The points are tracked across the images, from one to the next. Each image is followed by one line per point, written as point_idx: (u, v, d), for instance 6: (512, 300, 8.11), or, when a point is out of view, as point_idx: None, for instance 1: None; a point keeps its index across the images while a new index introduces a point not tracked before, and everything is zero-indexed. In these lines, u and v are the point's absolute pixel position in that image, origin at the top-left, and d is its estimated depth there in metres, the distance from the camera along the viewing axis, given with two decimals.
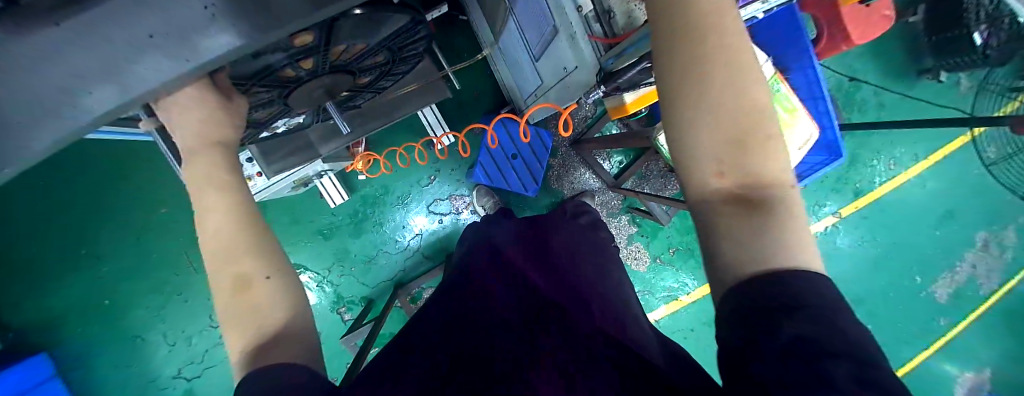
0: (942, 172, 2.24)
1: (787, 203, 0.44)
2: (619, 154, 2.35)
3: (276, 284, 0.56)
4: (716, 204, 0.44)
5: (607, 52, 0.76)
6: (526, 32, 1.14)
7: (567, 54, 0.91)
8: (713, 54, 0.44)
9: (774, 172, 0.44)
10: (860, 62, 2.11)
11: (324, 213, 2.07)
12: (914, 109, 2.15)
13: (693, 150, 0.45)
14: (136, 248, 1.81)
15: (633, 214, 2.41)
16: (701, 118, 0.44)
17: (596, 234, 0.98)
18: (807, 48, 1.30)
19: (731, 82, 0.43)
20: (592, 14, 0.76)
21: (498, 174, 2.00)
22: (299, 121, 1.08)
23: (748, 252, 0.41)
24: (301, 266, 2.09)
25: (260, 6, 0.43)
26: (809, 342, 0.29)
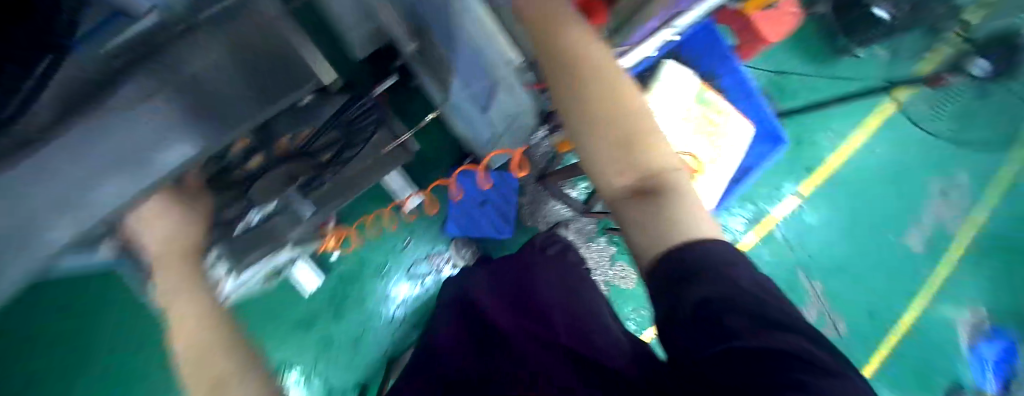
0: (883, 136, 2.48)
1: (678, 184, 0.53)
2: (584, 181, 2.47)
3: (248, 386, 0.48)
4: (620, 199, 0.54)
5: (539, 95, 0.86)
6: (472, 88, 1.24)
7: (509, 101, 1.01)
8: (590, 89, 0.60)
9: (660, 160, 0.54)
10: (779, 56, 2.37)
11: (302, 299, 1.95)
12: (836, 87, 2.41)
13: (593, 157, 0.56)
14: (110, 377, 1.69)
15: (610, 234, 2.46)
16: (590, 133, 0.57)
17: (566, 260, 1.01)
18: (728, 53, 1.52)
19: (605, 103, 0.58)
20: (523, 65, 0.87)
21: (470, 224, 2.04)
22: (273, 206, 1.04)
23: (650, 234, 0.49)
24: (285, 363, 1.92)
25: None
26: (710, 302, 0.38)
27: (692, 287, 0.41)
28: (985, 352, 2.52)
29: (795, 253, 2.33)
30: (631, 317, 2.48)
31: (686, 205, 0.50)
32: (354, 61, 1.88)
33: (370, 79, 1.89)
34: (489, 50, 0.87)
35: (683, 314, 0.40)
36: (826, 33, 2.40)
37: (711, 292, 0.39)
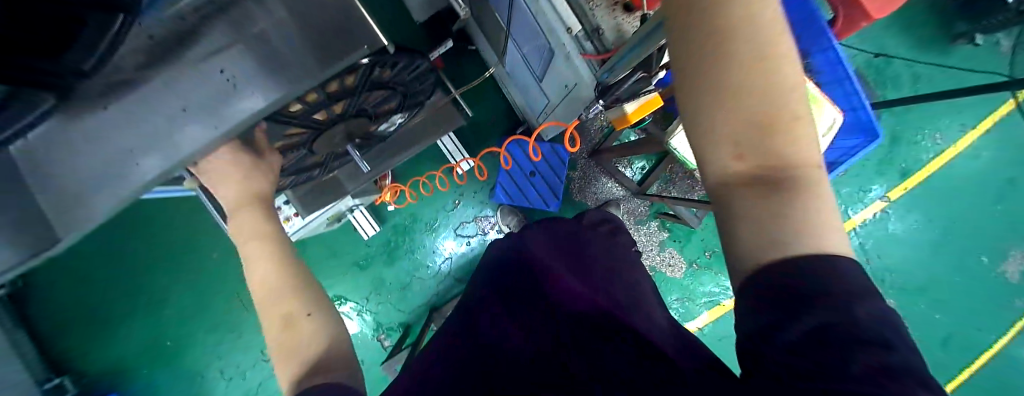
0: (995, 141, 2.17)
1: (818, 184, 0.39)
2: (640, 160, 2.39)
3: (316, 322, 0.60)
4: (734, 191, 0.40)
5: (601, 67, 0.76)
6: (528, 58, 1.20)
7: (567, 72, 0.94)
8: (752, 30, 0.37)
9: (803, 153, 0.39)
10: (889, 35, 1.95)
11: (360, 244, 2.17)
12: (955, 78, 1.99)
13: (713, 119, 0.39)
14: (195, 294, 1.97)
15: (661, 220, 2.37)
16: (725, 90, 0.38)
17: (617, 241, 0.88)
18: (825, 30, 1.21)
19: (759, 45, 0.37)
20: (582, 33, 0.75)
21: (519, 192, 2.05)
22: (395, 122, 1.18)
23: (771, 234, 0.37)
24: (341, 298, 2.18)
25: (279, 69, 0.50)
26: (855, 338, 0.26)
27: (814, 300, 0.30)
28: None
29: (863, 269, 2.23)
30: (674, 306, 2.37)
31: (814, 208, 0.37)
32: (415, 23, 1.89)
33: (428, 43, 1.92)
34: (550, 14, 0.77)
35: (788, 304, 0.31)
36: (947, 11, 1.97)
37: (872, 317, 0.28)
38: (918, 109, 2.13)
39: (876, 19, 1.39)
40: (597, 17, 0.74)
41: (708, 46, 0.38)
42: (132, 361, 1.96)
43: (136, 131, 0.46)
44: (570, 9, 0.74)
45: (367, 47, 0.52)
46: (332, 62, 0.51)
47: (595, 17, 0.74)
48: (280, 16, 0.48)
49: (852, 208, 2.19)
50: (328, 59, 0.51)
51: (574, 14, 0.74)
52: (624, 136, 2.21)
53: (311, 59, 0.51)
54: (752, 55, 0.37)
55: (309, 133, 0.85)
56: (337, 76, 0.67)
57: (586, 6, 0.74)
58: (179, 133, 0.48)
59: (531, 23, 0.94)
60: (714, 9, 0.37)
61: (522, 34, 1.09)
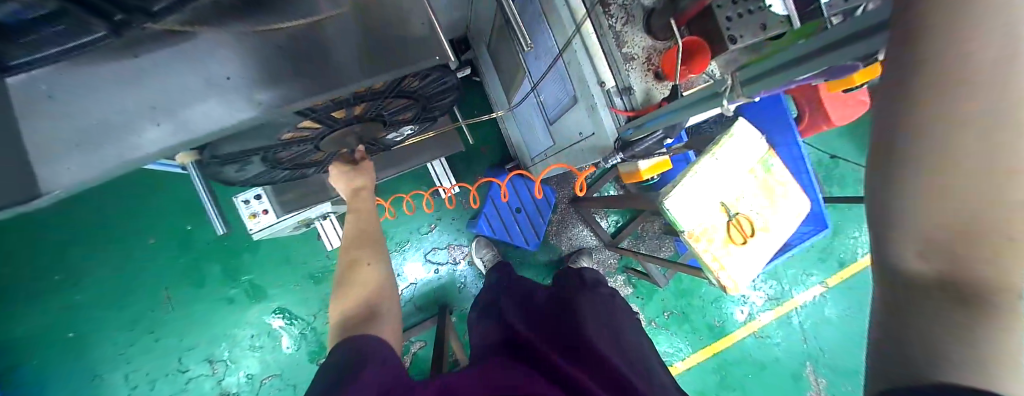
0: None
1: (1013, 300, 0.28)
2: (616, 214, 2.50)
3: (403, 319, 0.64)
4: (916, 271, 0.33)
5: (627, 123, 0.80)
6: (544, 101, 1.26)
7: (585, 121, 1.00)
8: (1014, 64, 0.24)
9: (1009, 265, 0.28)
10: (837, 142, 2.27)
11: (320, 255, 1.86)
12: None
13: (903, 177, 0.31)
14: (113, 282, 1.69)
15: (629, 274, 2.46)
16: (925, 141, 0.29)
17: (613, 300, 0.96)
18: (790, 126, 1.62)
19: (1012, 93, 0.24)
20: (614, 89, 0.81)
21: (502, 227, 2.02)
22: (405, 132, 1.19)
23: (945, 324, 0.31)
24: (283, 310, 1.82)
25: (328, 68, 0.57)
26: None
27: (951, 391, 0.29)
28: None
29: (793, 345, 2.49)
30: None
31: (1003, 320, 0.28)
32: None
33: None
34: (587, 67, 0.83)
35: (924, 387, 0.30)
36: None
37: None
38: (853, 210, 2.53)
39: (836, 124, 1.66)
40: (632, 78, 0.78)
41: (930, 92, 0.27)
42: (18, 348, 1.63)
43: (153, 96, 0.50)
44: (608, 66, 0.80)
45: (437, 59, 0.63)
46: (379, 72, 0.60)
47: (629, 77, 0.79)
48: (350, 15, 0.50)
49: (796, 288, 2.51)
50: (376, 69, 0.60)
51: (611, 72, 0.79)
52: (606, 188, 2.33)
53: (358, 66, 0.59)
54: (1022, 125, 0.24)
55: (326, 130, 0.81)
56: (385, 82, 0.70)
57: (623, 65, 0.79)
58: (190, 109, 0.52)
59: (561, 69, 0.99)
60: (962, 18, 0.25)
61: (546, 77, 1.13)
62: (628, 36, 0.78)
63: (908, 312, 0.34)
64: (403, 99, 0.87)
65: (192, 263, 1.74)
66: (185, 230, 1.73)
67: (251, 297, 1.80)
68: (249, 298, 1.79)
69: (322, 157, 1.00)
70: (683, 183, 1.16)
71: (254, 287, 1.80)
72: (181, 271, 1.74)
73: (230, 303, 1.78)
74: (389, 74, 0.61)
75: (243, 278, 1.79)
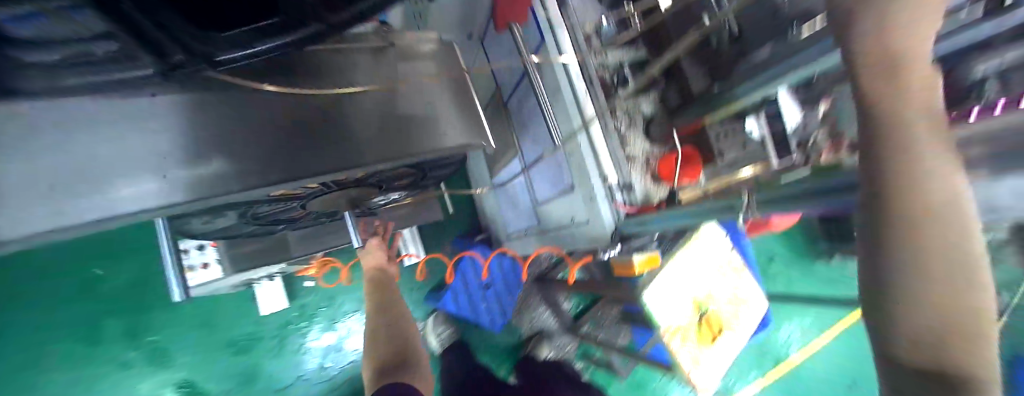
0: (843, 345, 2.70)
1: (975, 370, 0.33)
2: (575, 299, 2.48)
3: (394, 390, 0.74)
4: (903, 350, 0.36)
5: (628, 218, 0.86)
6: (534, 185, 1.33)
7: (580, 208, 1.03)
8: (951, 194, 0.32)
9: (968, 335, 0.34)
10: (771, 243, 2.59)
11: (247, 321, 1.58)
12: (816, 286, 2.60)
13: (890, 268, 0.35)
14: None
15: (587, 362, 2.35)
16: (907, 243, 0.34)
17: None
18: (733, 229, 1.84)
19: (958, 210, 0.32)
20: (615, 186, 0.88)
21: (467, 304, 1.90)
22: (394, 197, 1.13)
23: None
24: (191, 384, 1.50)
25: (345, 146, 0.72)
26: None
27: None
28: None
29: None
30: None
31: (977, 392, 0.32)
32: None
33: None
34: (591, 162, 0.90)
35: None
36: (811, 236, 2.65)
37: None
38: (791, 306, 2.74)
39: (779, 227, 1.89)
40: (633, 176, 0.86)
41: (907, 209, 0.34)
42: None
43: None
44: (611, 165, 0.88)
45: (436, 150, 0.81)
46: (387, 159, 0.75)
47: (631, 175, 0.87)
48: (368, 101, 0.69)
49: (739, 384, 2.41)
50: (386, 156, 0.76)
51: (613, 170, 0.88)
52: (571, 270, 2.33)
53: (370, 151, 0.75)
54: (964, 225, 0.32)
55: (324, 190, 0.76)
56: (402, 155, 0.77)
57: (625, 165, 0.87)
58: None
59: (560, 160, 1.07)
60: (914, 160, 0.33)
61: (541, 163, 1.21)
62: (630, 139, 0.89)
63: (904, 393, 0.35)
64: (407, 167, 0.85)
65: (94, 316, 1.43)
66: (91, 274, 1.43)
67: (151, 363, 1.46)
68: (149, 364, 1.46)
69: (303, 215, 0.91)
70: (660, 275, 1.22)
71: (159, 350, 1.48)
72: (69, 324, 1.41)
73: (123, 369, 1.44)
74: (395, 159, 0.76)
75: (148, 338, 1.47)
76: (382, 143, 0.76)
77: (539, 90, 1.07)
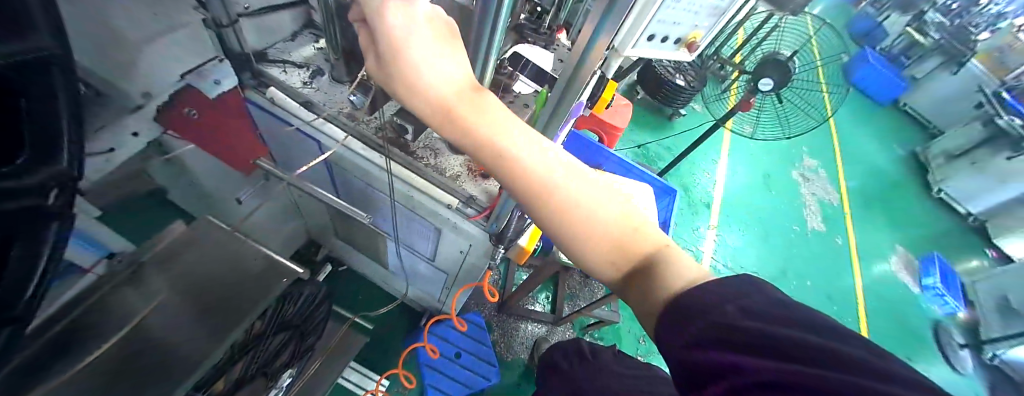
0: (739, 162, 3.30)
1: (644, 249, 0.52)
2: (543, 291, 2.49)
3: None
4: (610, 269, 0.54)
5: (487, 222, 0.95)
6: (416, 247, 1.31)
7: (457, 240, 1.07)
8: (534, 182, 0.50)
9: (621, 233, 0.52)
10: (634, 136, 3.14)
11: None
12: (683, 140, 3.20)
13: (563, 232, 0.53)
14: None
15: (590, 331, 2.43)
16: (551, 212, 0.51)
17: (588, 359, 1.02)
18: (597, 150, 2.01)
19: (546, 190, 0.51)
20: (460, 204, 0.95)
21: (456, 384, 1.78)
22: (285, 377, 1.04)
23: (640, 287, 0.51)
24: None
25: (159, 377, 0.54)
26: (725, 328, 0.39)
27: (708, 316, 0.41)
28: (931, 282, 3.04)
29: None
30: None
31: (670, 267, 0.50)
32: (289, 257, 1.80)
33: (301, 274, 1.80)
34: (427, 200, 0.95)
35: (696, 321, 0.42)
36: (654, 109, 3.26)
37: (738, 308, 0.41)
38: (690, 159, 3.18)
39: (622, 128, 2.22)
40: (467, 189, 0.96)
41: (532, 196, 0.51)
42: None
43: None
44: (443, 191, 0.95)
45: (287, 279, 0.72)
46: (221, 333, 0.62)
47: (465, 189, 0.97)
48: (157, 303, 0.65)
49: (698, 242, 2.73)
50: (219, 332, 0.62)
51: (449, 194, 0.95)
52: (519, 276, 2.37)
53: (194, 344, 0.59)
54: (549, 182, 0.50)
55: None
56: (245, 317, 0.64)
57: (455, 185, 0.96)
58: None
59: (410, 218, 1.09)
60: (505, 170, 0.51)
61: (403, 229, 1.19)
62: (444, 163, 0.98)
63: (682, 300, 0.45)
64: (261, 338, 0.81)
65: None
66: None
67: None
68: None
69: None
70: None
71: None
72: None
73: None
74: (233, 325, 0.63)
75: None
76: (217, 318, 0.64)
77: (348, 178, 1.06)
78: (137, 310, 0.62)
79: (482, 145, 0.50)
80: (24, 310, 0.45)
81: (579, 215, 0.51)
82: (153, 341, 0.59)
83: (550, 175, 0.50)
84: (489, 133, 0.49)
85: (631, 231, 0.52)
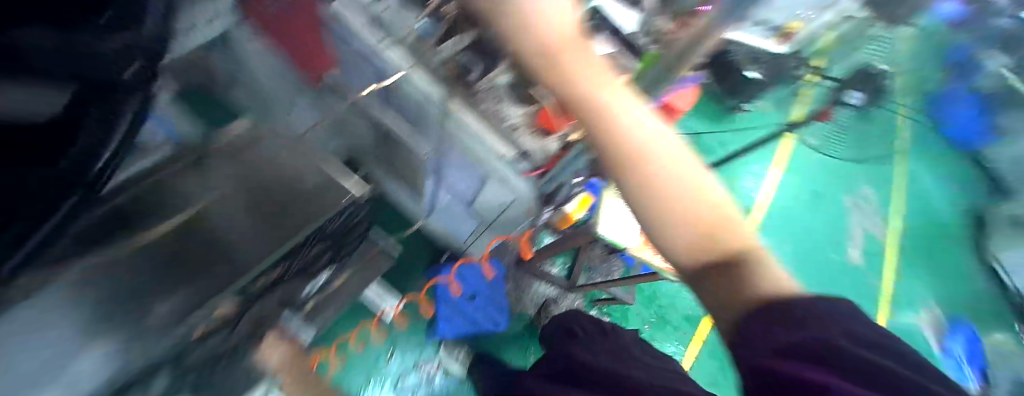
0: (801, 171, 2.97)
1: (735, 247, 0.46)
2: (561, 257, 2.49)
3: None
4: (689, 261, 0.47)
5: (540, 180, 0.91)
6: (455, 190, 1.30)
7: (501, 192, 1.04)
8: (629, 145, 0.49)
9: (712, 221, 0.47)
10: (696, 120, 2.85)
11: None
12: (748, 135, 2.88)
13: (647, 205, 0.48)
14: None
15: (599, 306, 2.45)
16: (639, 180, 0.48)
17: (612, 335, 1.02)
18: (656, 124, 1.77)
19: (641, 156, 0.49)
20: (514, 157, 0.92)
21: (465, 323, 1.89)
22: (321, 278, 1.15)
23: (727, 287, 0.44)
24: None
25: (218, 266, 0.64)
26: (831, 344, 0.32)
27: (811, 327, 0.35)
28: None
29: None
30: None
31: (760, 271, 0.44)
32: None
33: None
34: (481, 147, 0.91)
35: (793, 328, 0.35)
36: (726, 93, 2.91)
37: (849, 329, 0.34)
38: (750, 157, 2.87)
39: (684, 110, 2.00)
40: (524, 143, 0.91)
41: (623, 160, 0.49)
42: None
43: None
44: (500, 141, 0.90)
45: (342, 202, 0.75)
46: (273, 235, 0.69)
47: (522, 143, 0.91)
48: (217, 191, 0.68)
49: None
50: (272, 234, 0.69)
51: (505, 145, 0.90)
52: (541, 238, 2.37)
53: (255, 240, 0.67)
54: (644, 149, 0.49)
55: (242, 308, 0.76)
56: (298, 228, 0.70)
57: (512, 136, 0.91)
58: None
59: (458, 159, 1.06)
60: (603, 129, 0.51)
61: (446, 168, 1.18)
62: (504, 110, 0.91)
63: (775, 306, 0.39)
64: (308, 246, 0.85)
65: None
66: None
67: None
68: None
69: (226, 346, 0.86)
70: (604, 210, 1.29)
71: None
72: None
73: None
74: (285, 232, 0.69)
75: None
76: (275, 223, 0.69)
77: (402, 107, 1.02)
78: (191, 198, 0.66)
79: (586, 100, 0.52)
80: (81, 176, 0.49)
81: (670, 189, 0.47)
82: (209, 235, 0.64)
83: (649, 143, 0.49)
84: (599, 94, 0.51)
85: (723, 224, 0.47)
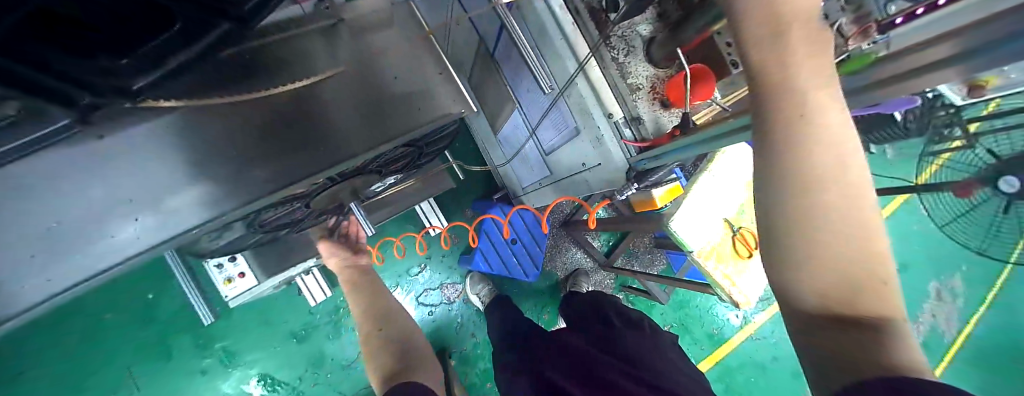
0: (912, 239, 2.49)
1: (881, 305, 0.38)
2: (606, 234, 2.42)
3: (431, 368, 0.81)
4: (814, 304, 0.40)
5: (639, 154, 0.82)
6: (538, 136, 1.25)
7: (589, 153, 0.97)
8: (823, 156, 0.36)
9: (867, 272, 0.38)
10: None
11: (302, 311, 1.75)
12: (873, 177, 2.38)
13: (799, 238, 0.38)
14: (70, 362, 1.52)
15: (627, 293, 2.41)
16: (808, 209, 0.37)
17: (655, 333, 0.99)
18: None
19: (831, 177, 0.37)
20: (622, 120, 0.83)
21: (500, 263, 1.95)
22: (390, 180, 1.21)
23: (859, 336, 0.37)
24: (266, 378, 1.71)
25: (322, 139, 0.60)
26: None
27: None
28: None
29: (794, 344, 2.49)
30: None
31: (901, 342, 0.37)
32: None
33: None
34: (590, 98, 0.83)
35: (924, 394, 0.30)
36: None
37: None
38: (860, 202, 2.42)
39: None
40: (640, 108, 0.80)
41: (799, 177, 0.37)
42: None
43: (130, 181, 0.48)
44: (613, 98, 0.82)
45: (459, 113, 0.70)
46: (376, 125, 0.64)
47: (637, 107, 0.81)
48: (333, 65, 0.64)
49: None
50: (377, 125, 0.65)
51: (618, 104, 0.81)
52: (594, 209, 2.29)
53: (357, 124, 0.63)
54: (839, 171, 0.37)
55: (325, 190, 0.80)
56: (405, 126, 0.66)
57: (628, 97, 0.80)
58: (170, 198, 0.50)
59: (556, 105, 0.99)
60: (799, 125, 0.37)
61: (537, 108, 1.12)
62: (631, 66, 0.80)
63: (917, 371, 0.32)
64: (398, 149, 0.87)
65: (160, 335, 1.61)
66: (145, 299, 1.59)
67: (226, 366, 1.66)
68: (223, 367, 1.66)
69: (304, 214, 0.95)
70: (686, 204, 1.17)
71: (230, 353, 1.67)
72: (149, 349, 1.60)
73: (203, 374, 1.64)
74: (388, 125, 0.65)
75: (216, 345, 1.66)
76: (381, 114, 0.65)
77: (518, 32, 0.96)
78: None
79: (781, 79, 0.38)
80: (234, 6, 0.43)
81: (841, 230, 0.37)
82: (317, 112, 0.60)
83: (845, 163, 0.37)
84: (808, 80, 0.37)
85: (878, 283, 0.38)
